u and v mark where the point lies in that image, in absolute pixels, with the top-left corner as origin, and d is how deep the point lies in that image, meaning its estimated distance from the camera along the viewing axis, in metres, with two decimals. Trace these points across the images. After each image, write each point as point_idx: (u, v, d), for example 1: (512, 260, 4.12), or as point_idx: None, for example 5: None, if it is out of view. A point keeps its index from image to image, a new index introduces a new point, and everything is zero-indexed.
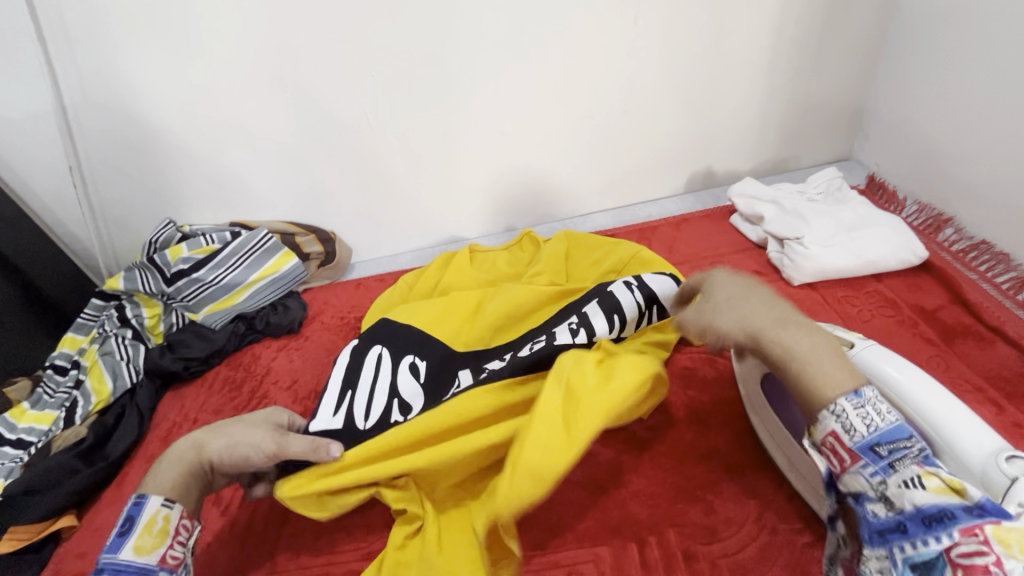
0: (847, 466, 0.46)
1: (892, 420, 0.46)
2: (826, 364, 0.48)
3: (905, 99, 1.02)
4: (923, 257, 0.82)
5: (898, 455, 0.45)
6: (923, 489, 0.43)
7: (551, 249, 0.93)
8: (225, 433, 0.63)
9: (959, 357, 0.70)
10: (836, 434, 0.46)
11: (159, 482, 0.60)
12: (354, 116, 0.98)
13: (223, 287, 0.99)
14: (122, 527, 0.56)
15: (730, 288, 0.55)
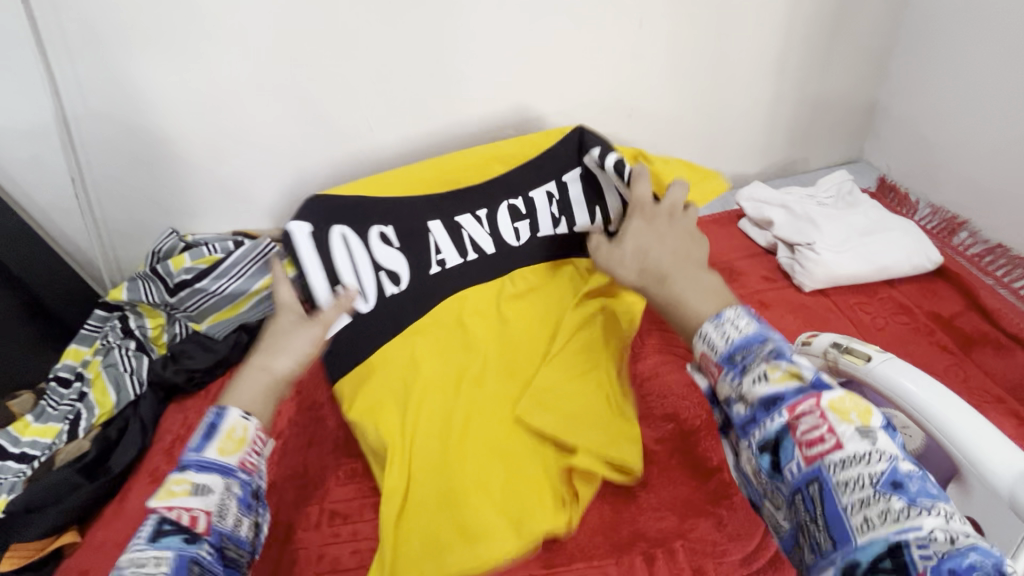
0: (716, 378, 0.52)
1: (750, 329, 0.51)
2: (696, 295, 0.57)
3: (915, 99, 1.00)
4: (938, 262, 0.80)
5: (750, 360, 0.50)
6: (767, 382, 0.48)
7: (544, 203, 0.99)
8: (288, 348, 0.64)
9: (977, 366, 0.68)
10: (706, 352, 0.53)
11: (247, 396, 0.59)
12: (356, 122, 0.97)
13: (227, 296, 0.98)
14: (203, 431, 0.54)
15: (664, 225, 0.67)
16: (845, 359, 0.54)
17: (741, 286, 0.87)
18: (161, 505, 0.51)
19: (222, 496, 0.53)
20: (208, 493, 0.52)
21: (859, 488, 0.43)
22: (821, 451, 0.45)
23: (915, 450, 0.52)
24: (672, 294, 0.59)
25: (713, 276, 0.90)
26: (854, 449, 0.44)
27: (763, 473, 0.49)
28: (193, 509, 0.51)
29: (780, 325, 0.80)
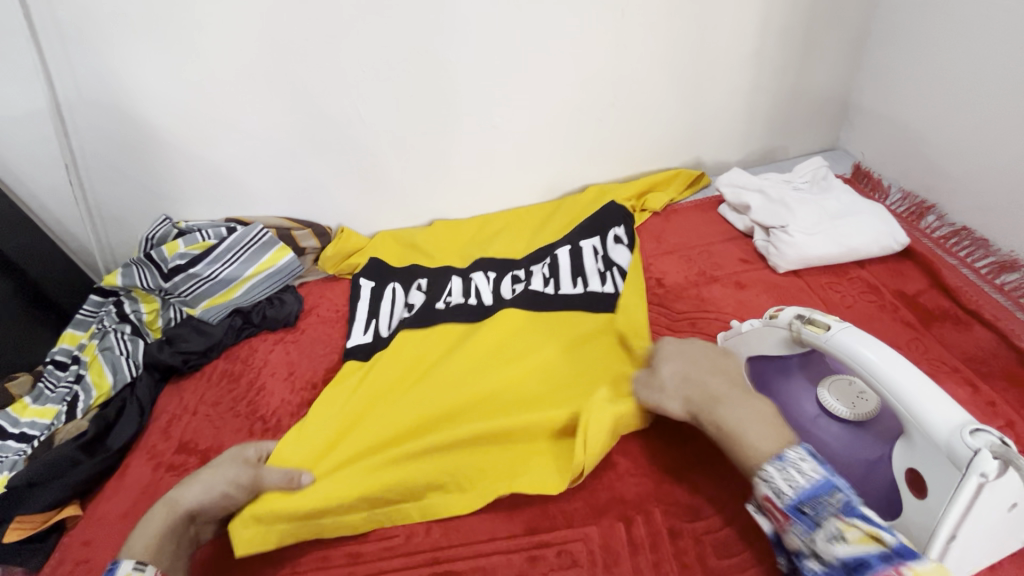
0: (784, 526, 0.52)
1: (816, 473, 0.51)
2: (755, 425, 0.58)
3: (888, 88, 1.04)
4: (904, 243, 0.84)
5: (821, 512, 0.50)
6: (841, 542, 0.47)
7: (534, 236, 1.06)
8: (198, 481, 0.66)
9: (937, 340, 0.72)
10: (769, 497, 0.53)
11: (142, 541, 0.61)
12: (345, 110, 0.99)
13: (220, 282, 1.01)
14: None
15: (699, 352, 0.68)
16: (807, 329, 0.57)
17: (719, 268, 0.91)
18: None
19: None
20: None
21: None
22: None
23: (870, 413, 0.56)
24: (727, 424, 0.59)
25: (692, 259, 0.94)
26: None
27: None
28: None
29: (755, 304, 0.83)
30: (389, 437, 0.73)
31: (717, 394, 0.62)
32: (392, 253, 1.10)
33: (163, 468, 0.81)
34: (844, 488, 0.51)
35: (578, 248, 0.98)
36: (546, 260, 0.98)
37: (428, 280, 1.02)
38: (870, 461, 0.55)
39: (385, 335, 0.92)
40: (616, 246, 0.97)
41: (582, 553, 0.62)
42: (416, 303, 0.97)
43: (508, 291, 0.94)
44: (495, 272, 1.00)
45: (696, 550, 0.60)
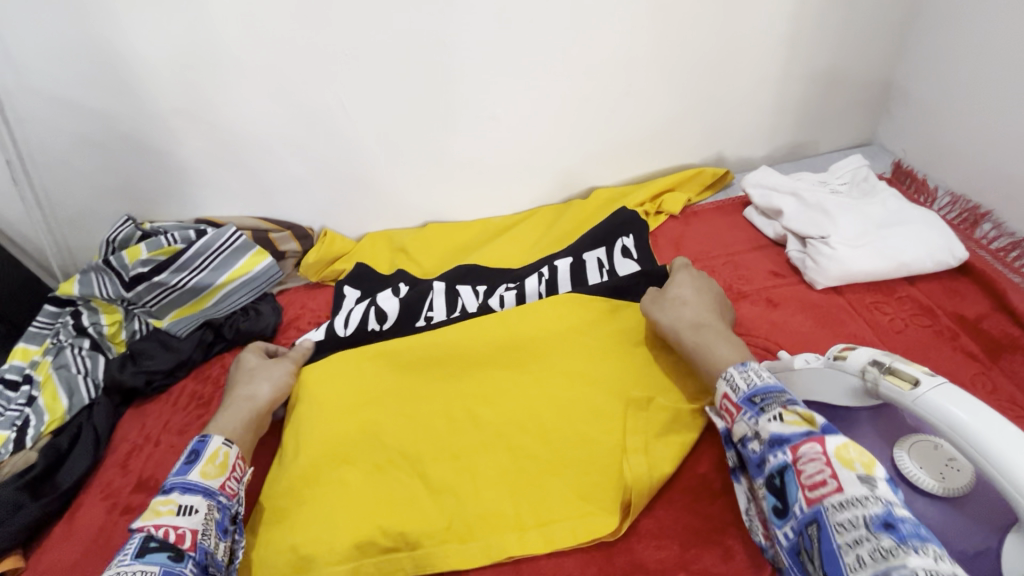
0: (735, 417, 0.53)
1: (766, 375, 0.53)
2: (721, 346, 0.63)
3: (935, 77, 0.93)
4: (962, 259, 0.73)
5: (768, 400, 0.51)
6: (778, 422, 0.49)
7: (524, 235, 0.99)
8: (261, 378, 0.74)
9: (1006, 376, 0.62)
10: (727, 394, 0.55)
11: (224, 424, 0.68)
12: (326, 98, 0.88)
13: (190, 291, 0.91)
14: (188, 458, 0.62)
15: (679, 284, 0.73)
16: (887, 381, 0.47)
17: (747, 282, 0.80)
18: (147, 524, 0.55)
19: (204, 513, 0.58)
20: (191, 512, 0.57)
21: (855, 528, 0.40)
22: (822, 493, 0.43)
23: (964, 489, 0.44)
24: (701, 345, 0.64)
25: (716, 271, 0.83)
26: (854, 493, 0.42)
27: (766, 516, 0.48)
28: (181, 527, 0.55)
29: (791, 326, 0.73)
30: (392, 464, 0.65)
31: (694, 322, 0.67)
32: (378, 259, 1.00)
33: (119, 510, 0.72)
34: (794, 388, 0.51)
35: (581, 260, 0.89)
36: (543, 270, 0.89)
37: (408, 288, 0.91)
38: (967, 555, 0.43)
39: (343, 334, 0.84)
40: (623, 259, 0.88)
41: None
42: (387, 313, 0.87)
43: (498, 305, 0.85)
44: (484, 284, 0.90)
45: None
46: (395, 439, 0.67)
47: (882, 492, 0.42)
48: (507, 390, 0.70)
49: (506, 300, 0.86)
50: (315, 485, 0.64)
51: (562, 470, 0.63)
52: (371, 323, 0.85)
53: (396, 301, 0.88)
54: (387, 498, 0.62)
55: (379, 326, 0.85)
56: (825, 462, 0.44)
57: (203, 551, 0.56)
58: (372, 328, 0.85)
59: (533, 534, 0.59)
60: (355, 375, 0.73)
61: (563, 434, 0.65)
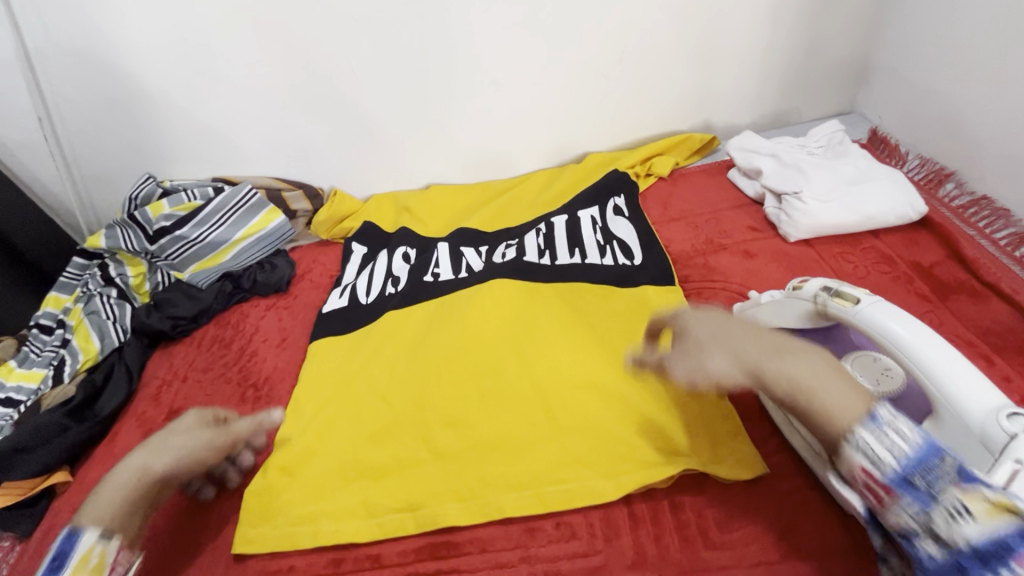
0: (884, 499, 0.44)
1: (916, 440, 0.43)
2: (826, 386, 0.46)
3: (908, 47, 0.98)
4: (922, 213, 0.80)
5: (935, 483, 0.42)
6: (968, 520, 0.40)
7: (521, 194, 1.05)
8: (166, 447, 0.59)
9: (952, 313, 0.70)
10: (866, 469, 0.44)
11: (97, 511, 0.54)
12: (333, 62, 0.93)
13: (209, 245, 0.98)
14: (51, 564, 0.50)
15: (721, 321, 0.53)
16: (834, 303, 0.54)
17: (727, 236, 0.87)
18: None
19: None
20: None
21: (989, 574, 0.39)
22: None
23: (894, 391, 0.52)
24: (793, 382, 0.47)
25: (700, 226, 0.90)
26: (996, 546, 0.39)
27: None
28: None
29: (764, 274, 0.80)
30: (386, 429, 0.71)
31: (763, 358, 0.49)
32: (380, 218, 1.06)
33: (154, 435, 0.79)
34: (944, 448, 0.43)
35: (576, 218, 0.95)
36: (541, 227, 0.96)
37: (416, 250, 0.98)
38: None
39: (365, 303, 0.90)
40: (614, 217, 0.95)
41: (582, 526, 0.60)
42: (400, 278, 0.93)
43: (501, 259, 0.92)
44: (485, 246, 0.96)
45: (699, 523, 0.58)
46: (399, 405, 0.73)
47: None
48: (505, 361, 0.75)
49: (507, 257, 0.92)
50: (321, 446, 0.70)
51: (553, 429, 0.67)
52: (388, 288, 0.92)
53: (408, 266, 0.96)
54: (397, 458, 0.68)
55: (395, 290, 0.91)
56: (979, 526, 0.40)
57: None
58: (388, 291, 0.91)
59: (531, 496, 0.62)
60: (353, 347, 0.82)
61: (558, 398, 0.69)
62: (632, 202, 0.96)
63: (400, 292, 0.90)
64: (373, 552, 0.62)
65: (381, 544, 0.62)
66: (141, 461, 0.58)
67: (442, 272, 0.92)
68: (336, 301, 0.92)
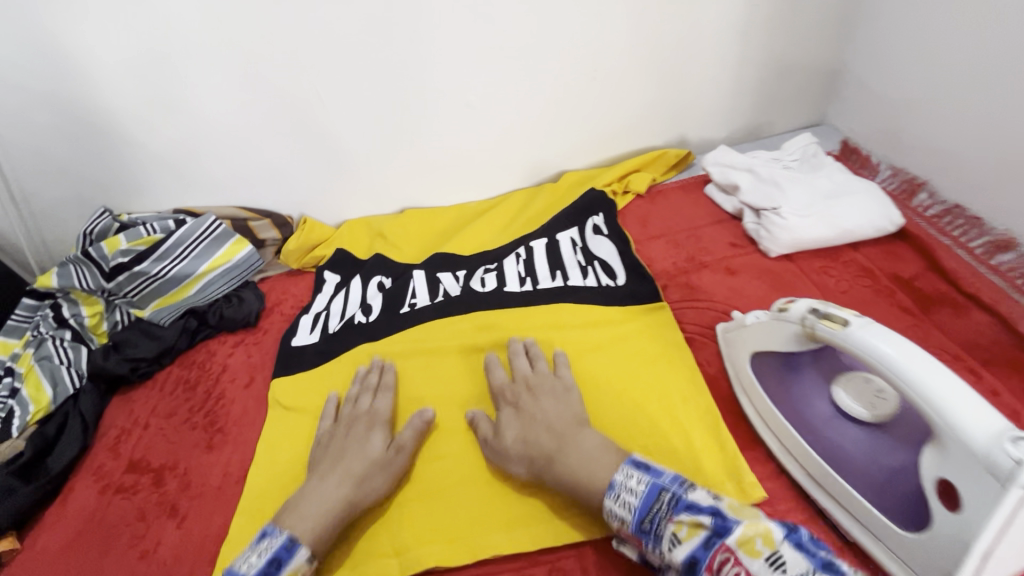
0: (641, 548, 0.51)
1: (643, 487, 0.52)
2: (596, 471, 0.56)
3: (875, 60, 0.99)
4: (899, 224, 0.80)
5: (657, 522, 0.49)
6: (679, 545, 0.47)
7: (499, 214, 1.02)
8: (377, 467, 0.64)
9: (936, 326, 0.69)
10: (621, 527, 0.52)
11: (297, 515, 0.58)
12: (300, 87, 0.90)
13: (171, 280, 0.92)
14: (266, 567, 0.53)
15: (544, 401, 0.66)
16: (822, 325, 0.53)
17: (708, 253, 0.86)
18: None
19: None
20: None
21: None
22: None
23: (889, 415, 0.53)
24: (570, 473, 0.57)
25: (680, 244, 0.89)
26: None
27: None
28: None
29: (747, 291, 0.79)
30: None
31: (553, 450, 0.60)
32: (350, 244, 1.03)
33: (112, 491, 0.73)
34: (671, 484, 0.51)
35: (555, 241, 0.93)
36: (520, 250, 0.93)
37: (391, 278, 0.95)
38: (892, 469, 0.50)
39: (333, 331, 0.88)
40: (594, 236, 0.93)
41: (575, 570, 0.58)
42: (371, 308, 0.90)
43: (480, 286, 0.89)
44: (463, 270, 0.93)
45: None
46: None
47: (789, 570, 0.43)
48: (487, 390, 0.74)
49: (486, 284, 0.90)
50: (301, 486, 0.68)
51: None
52: (358, 318, 0.88)
53: (381, 293, 0.92)
54: (379, 496, 0.66)
55: (366, 319, 0.88)
56: (735, 563, 0.44)
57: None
58: (359, 321, 0.88)
59: (518, 532, 0.61)
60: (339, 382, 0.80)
61: None
62: (611, 221, 0.95)
63: (375, 322, 0.87)
64: None
65: None
66: (348, 480, 0.62)
67: (419, 301, 0.89)
68: (307, 335, 0.88)
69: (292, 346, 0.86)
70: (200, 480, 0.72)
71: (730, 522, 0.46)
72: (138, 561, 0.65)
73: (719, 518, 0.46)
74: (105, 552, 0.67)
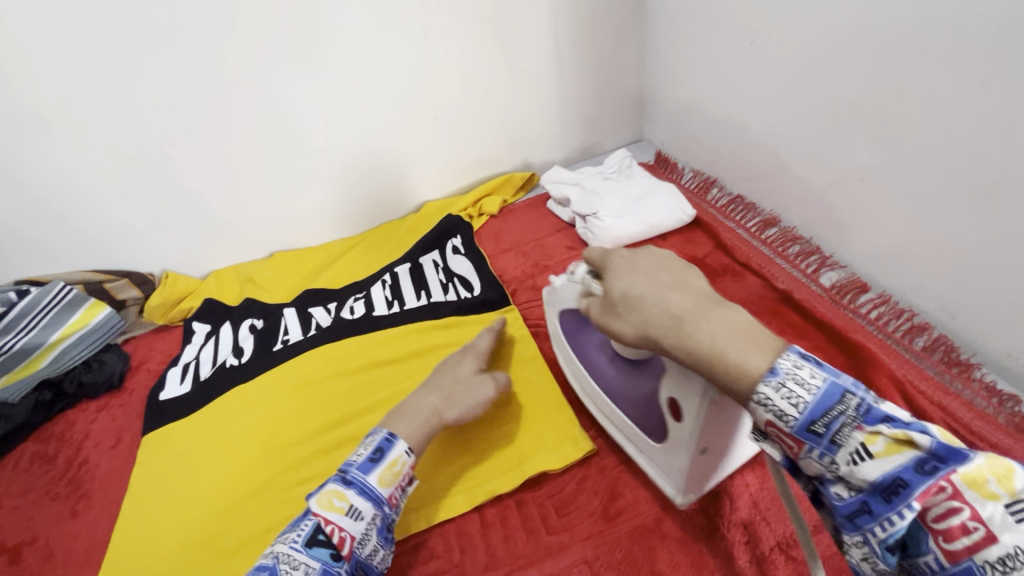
0: (796, 451, 0.44)
1: (820, 383, 0.43)
2: (736, 341, 0.46)
3: (665, 85, 1.19)
4: (692, 215, 0.98)
5: (837, 428, 0.42)
6: (873, 459, 0.40)
7: (366, 245, 1.10)
8: (431, 386, 0.69)
9: (721, 292, 0.86)
10: (772, 422, 0.44)
11: (399, 419, 0.65)
12: (143, 147, 0.93)
13: (18, 354, 0.88)
14: (373, 454, 0.60)
15: (650, 263, 0.56)
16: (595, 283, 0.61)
17: (550, 257, 0.99)
18: (321, 513, 0.55)
19: (369, 522, 0.56)
20: (359, 514, 0.56)
21: None
22: (965, 545, 0.37)
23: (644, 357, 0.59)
24: (697, 347, 0.48)
25: (528, 253, 1.02)
26: (1014, 541, 0.36)
27: (877, 565, 0.42)
28: (344, 529, 0.54)
29: None
30: (241, 501, 0.72)
31: (683, 312, 0.50)
32: (217, 291, 1.04)
33: None
34: (854, 388, 0.42)
35: (418, 264, 1.02)
36: (386, 277, 1.01)
37: (262, 319, 0.98)
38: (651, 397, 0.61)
39: (205, 377, 0.89)
40: (454, 256, 1.03)
41: (440, 547, 0.63)
42: (243, 349, 0.93)
43: (350, 314, 0.95)
44: (335, 302, 0.99)
45: (541, 511, 0.65)
46: (262, 474, 0.74)
47: (1020, 522, 0.36)
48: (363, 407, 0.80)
49: (355, 312, 0.96)
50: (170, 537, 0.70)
51: None
52: (230, 361, 0.91)
53: (254, 334, 0.95)
54: (254, 527, 0.69)
55: (238, 361, 0.90)
56: (948, 495, 0.38)
57: (357, 560, 0.55)
58: (230, 364, 0.90)
59: None
60: (202, 428, 0.82)
61: None
62: (467, 241, 1.05)
63: (248, 363, 0.89)
64: None
65: None
66: (437, 392, 0.68)
67: (292, 337, 0.93)
68: (177, 386, 0.88)
69: (161, 399, 0.86)
70: (64, 549, 0.71)
71: (967, 451, 0.38)
72: None
73: (930, 443, 0.39)
74: None
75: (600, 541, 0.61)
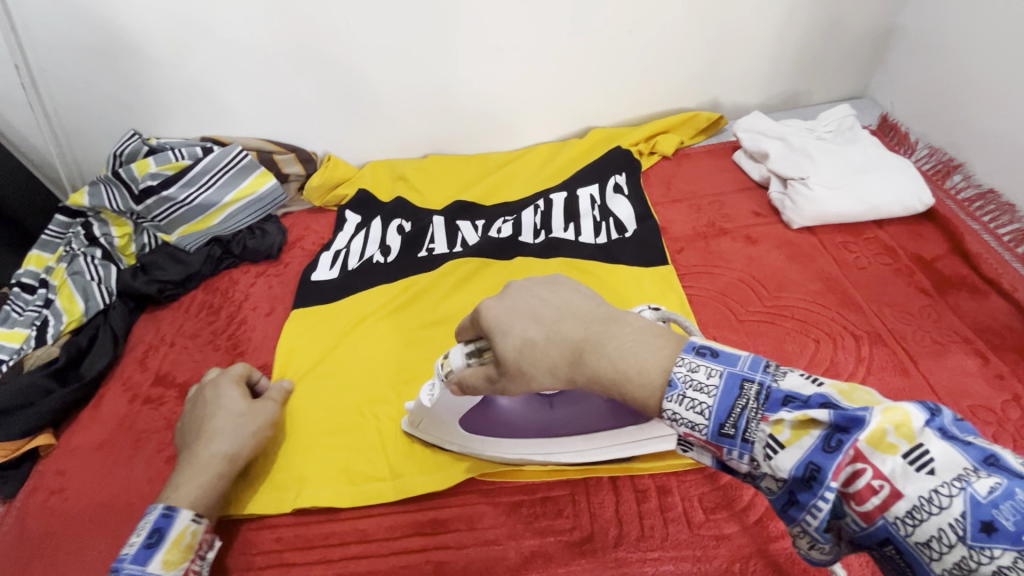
0: (719, 454, 0.40)
1: (716, 379, 0.39)
2: (640, 350, 0.43)
3: (926, 27, 0.93)
4: (928, 204, 0.79)
5: (744, 425, 0.38)
6: (783, 449, 0.36)
7: (522, 164, 1.02)
8: (201, 437, 0.63)
9: (950, 308, 0.70)
10: (688, 433, 0.40)
11: (177, 485, 0.60)
12: (329, 16, 0.89)
13: (196, 208, 0.94)
14: (148, 539, 0.54)
15: (522, 293, 0.50)
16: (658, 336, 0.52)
17: (730, 221, 0.86)
18: None
19: None
20: None
21: (939, 539, 0.31)
22: (876, 504, 0.34)
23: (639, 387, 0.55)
24: (614, 366, 0.43)
25: (702, 210, 0.88)
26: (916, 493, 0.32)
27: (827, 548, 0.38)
28: None
29: (765, 261, 0.79)
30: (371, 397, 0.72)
31: (579, 339, 0.45)
32: (371, 182, 1.04)
33: (140, 401, 0.78)
34: (758, 373, 0.39)
35: (576, 197, 0.93)
36: (539, 203, 0.94)
37: (410, 222, 0.96)
38: None
39: (353, 269, 0.90)
40: (614, 195, 0.92)
41: (569, 507, 0.60)
42: (390, 249, 0.92)
43: (497, 234, 0.90)
44: (482, 220, 0.94)
45: (683, 505, 0.59)
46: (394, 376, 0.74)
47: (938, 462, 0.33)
48: None
49: (502, 233, 0.91)
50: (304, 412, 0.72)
51: None
52: (377, 258, 0.91)
53: (400, 236, 0.94)
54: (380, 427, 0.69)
55: (384, 259, 0.90)
56: (857, 460, 0.34)
57: None
58: (376, 260, 0.90)
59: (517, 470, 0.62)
60: (342, 317, 0.83)
61: None
62: (634, 182, 0.94)
63: (392, 263, 0.89)
64: (360, 526, 0.62)
65: (368, 518, 0.62)
66: (212, 442, 0.63)
67: (437, 247, 0.91)
68: (327, 271, 0.90)
69: (312, 280, 0.89)
70: None
71: (858, 412, 0.34)
72: (165, 463, 0.71)
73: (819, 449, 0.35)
74: (134, 453, 0.73)
75: (750, 560, 0.55)
